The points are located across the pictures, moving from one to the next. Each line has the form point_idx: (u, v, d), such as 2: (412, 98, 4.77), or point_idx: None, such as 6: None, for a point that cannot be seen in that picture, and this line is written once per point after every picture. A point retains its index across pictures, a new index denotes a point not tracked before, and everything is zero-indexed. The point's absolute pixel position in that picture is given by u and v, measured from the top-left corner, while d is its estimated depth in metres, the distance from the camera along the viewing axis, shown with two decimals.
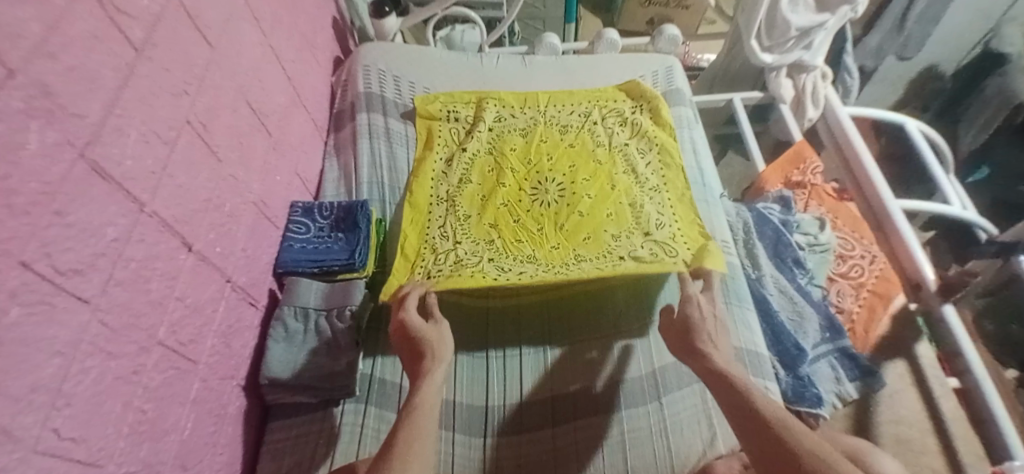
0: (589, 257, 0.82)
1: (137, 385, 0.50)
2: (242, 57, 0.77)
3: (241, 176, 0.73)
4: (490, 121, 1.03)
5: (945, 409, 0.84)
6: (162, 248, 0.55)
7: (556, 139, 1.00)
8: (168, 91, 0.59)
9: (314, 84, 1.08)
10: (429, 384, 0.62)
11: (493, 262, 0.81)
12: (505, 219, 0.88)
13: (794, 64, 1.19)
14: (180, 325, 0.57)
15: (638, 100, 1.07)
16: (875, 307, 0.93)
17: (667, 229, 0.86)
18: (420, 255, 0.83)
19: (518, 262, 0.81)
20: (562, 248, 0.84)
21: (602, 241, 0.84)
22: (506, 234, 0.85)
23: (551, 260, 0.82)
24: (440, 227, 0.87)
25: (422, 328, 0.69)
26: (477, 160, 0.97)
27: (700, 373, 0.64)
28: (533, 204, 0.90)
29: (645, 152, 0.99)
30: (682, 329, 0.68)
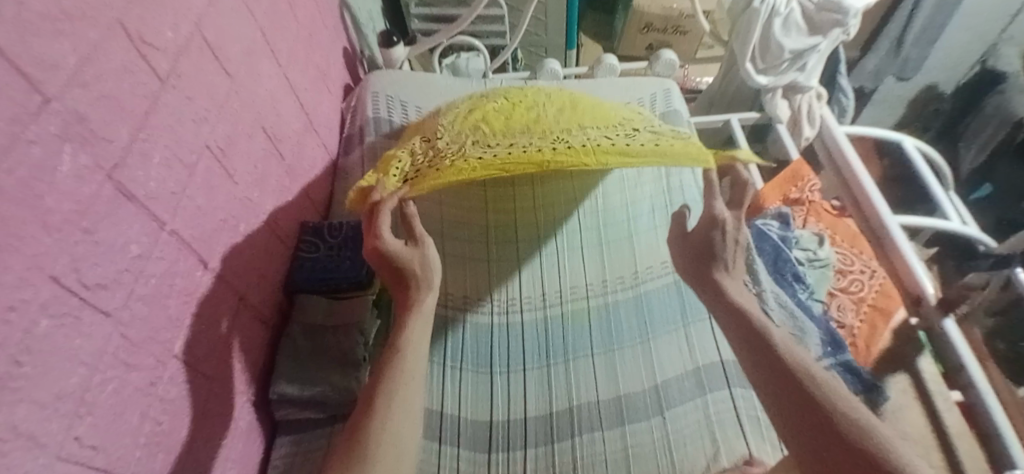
0: (592, 129, 0.84)
1: (154, 396, 0.52)
2: (259, 85, 0.82)
3: (256, 198, 0.77)
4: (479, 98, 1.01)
5: (950, 424, 0.82)
6: (180, 265, 0.58)
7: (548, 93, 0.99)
8: (190, 118, 0.62)
9: (325, 110, 1.12)
10: (416, 323, 0.63)
11: (482, 141, 0.80)
12: (498, 116, 0.87)
13: (790, 85, 1.22)
14: (196, 340, 0.59)
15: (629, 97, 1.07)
16: (876, 323, 0.92)
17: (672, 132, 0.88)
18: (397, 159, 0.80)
19: (512, 138, 0.81)
20: (563, 123, 0.85)
21: (609, 120, 0.87)
22: (496, 120, 0.86)
23: (548, 131, 0.83)
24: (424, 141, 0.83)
25: (400, 251, 0.67)
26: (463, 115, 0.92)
27: (712, 301, 0.64)
28: (531, 104, 0.91)
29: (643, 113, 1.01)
30: (700, 252, 0.67)
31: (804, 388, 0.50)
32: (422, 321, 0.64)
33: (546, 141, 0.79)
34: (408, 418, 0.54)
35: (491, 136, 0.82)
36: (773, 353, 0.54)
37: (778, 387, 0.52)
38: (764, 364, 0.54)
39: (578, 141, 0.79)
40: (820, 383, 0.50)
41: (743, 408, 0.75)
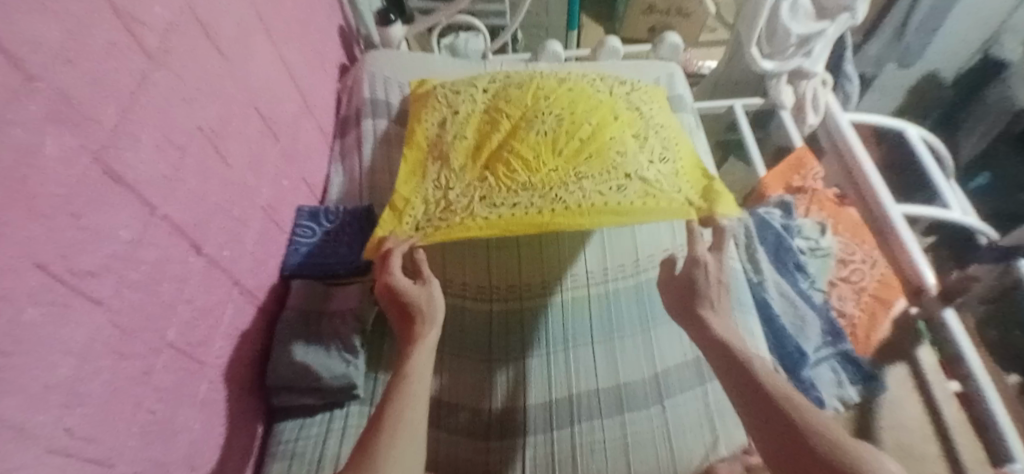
0: (589, 174, 0.79)
1: (148, 385, 0.51)
2: (252, 65, 0.79)
3: (251, 181, 0.75)
4: (485, 83, 0.98)
5: (948, 415, 0.85)
6: (173, 251, 0.56)
7: (553, 85, 0.92)
8: (181, 98, 0.60)
9: (321, 91, 1.09)
10: (419, 353, 0.63)
11: (485, 199, 0.77)
12: (499, 154, 0.82)
13: (795, 71, 1.20)
14: (190, 327, 0.58)
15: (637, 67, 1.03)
16: (876, 311, 0.93)
17: (670, 163, 0.83)
18: (409, 203, 0.79)
19: (513, 192, 0.78)
20: (560, 169, 0.80)
21: (606, 158, 0.81)
22: (499, 164, 0.81)
23: (548, 182, 0.78)
24: (434, 177, 0.83)
25: (408, 285, 0.69)
26: (472, 117, 0.91)
27: (699, 339, 0.64)
28: (529, 133, 0.84)
29: (649, 106, 0.94)
30: (687, 294, 0.67)
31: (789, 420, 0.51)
32: (427, 350, 0.63)
33: (545, 200, 0.76)
34: (412, 450, 0.54)
35: (493, 191, 0.78)
36: (759, 386, 0.55)
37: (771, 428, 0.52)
38: (755, 410, 0.54)
39: (576, 200, 0.76)
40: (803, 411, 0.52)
41: None
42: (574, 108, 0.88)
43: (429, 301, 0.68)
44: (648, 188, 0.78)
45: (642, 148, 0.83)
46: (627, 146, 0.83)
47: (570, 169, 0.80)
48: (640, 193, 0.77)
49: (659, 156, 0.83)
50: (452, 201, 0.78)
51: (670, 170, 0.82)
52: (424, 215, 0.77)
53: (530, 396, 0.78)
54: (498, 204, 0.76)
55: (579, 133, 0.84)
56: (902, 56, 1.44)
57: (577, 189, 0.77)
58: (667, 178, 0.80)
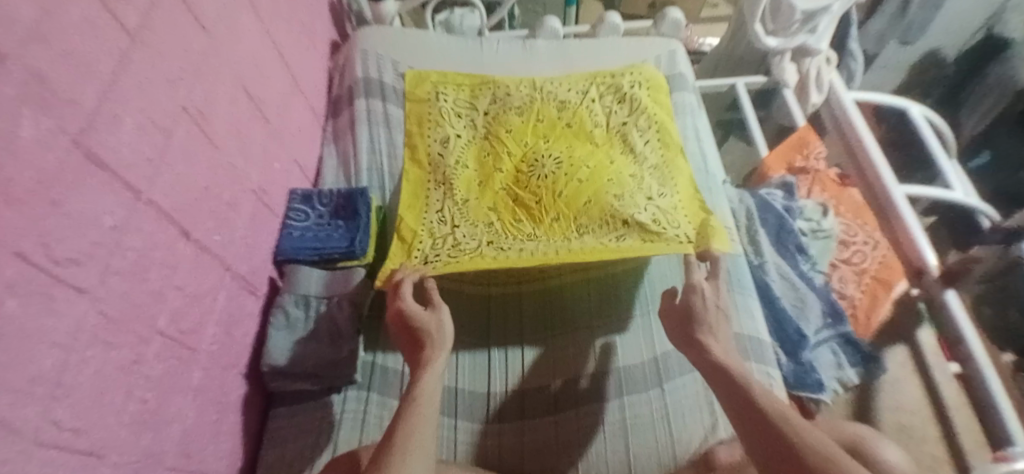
0: (590, 227, 0.82)
1: (138, 375, 0.50)
2: (239, 43, 0.76)
3: (240, 164, 0.72)
4: (486, 105, 1.00)
5: (948, 397, 0.86)
6: (160, 236, 0.54)
7: (553, 119, 0.98)
8: (164, 77, 0.57)
9: (311, 70, 1.06)
10: (427, 376, 0.61)
11: (493, 244, 0.80)
12: (504, 201, 0.86)
13: (799, 48, 1.18)
14: (181, 314, 0.57)
15: (636, 76, 1.05)
16: (876, 294, 0.92)
17: (668, 198, 0.85)
18: (418, 237, 0.81)
19: (519, 240, 0.80)
20: (562, 220, 0.83)
21: (605, 205, 0.83)
22: (505, 212, 0.84)
23: (553, 235, 0.81)
24: (438, 211, 0.85)
25: (416, 314, 0.68)
26: (473, 144, 0.95)
27: (699, 366, 0.62)
28: (531, 178, 0.88)
29: (645, 130, 0.96)
30: (684, 319, 0.66)
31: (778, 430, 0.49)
32: (434, 375, 0.61)
33: (549, 247, 0.79)
34: (425, 464, 0.52)
35: (500, 237, 0.81)
36: (754, 406, 0.53)
37: (756, 435, 0.50)
38: (747, 432, 0.51)
39: (579, 245, 0.79)
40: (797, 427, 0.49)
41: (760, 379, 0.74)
42: (573, 152, 0.91)
43: (436, 325, 0.67)
44: (647, 233, 0.79)
45: (639, 186, 0.87)
46: (627, 184, 0.86)
47: (572, 221, 0.82)
48: (638, 239, 0.79)
49: (656, 192, 0.86)
50: (459, 241, 0.80)
51: (667, 203, 0.84)
52: (434, 251, 0.79)
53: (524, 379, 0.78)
54: (505, 249, 0.79)
55: (579, 175, 0.87)
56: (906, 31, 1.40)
57: (578, 241, 0.80)
58: (667, 215, 0.82)
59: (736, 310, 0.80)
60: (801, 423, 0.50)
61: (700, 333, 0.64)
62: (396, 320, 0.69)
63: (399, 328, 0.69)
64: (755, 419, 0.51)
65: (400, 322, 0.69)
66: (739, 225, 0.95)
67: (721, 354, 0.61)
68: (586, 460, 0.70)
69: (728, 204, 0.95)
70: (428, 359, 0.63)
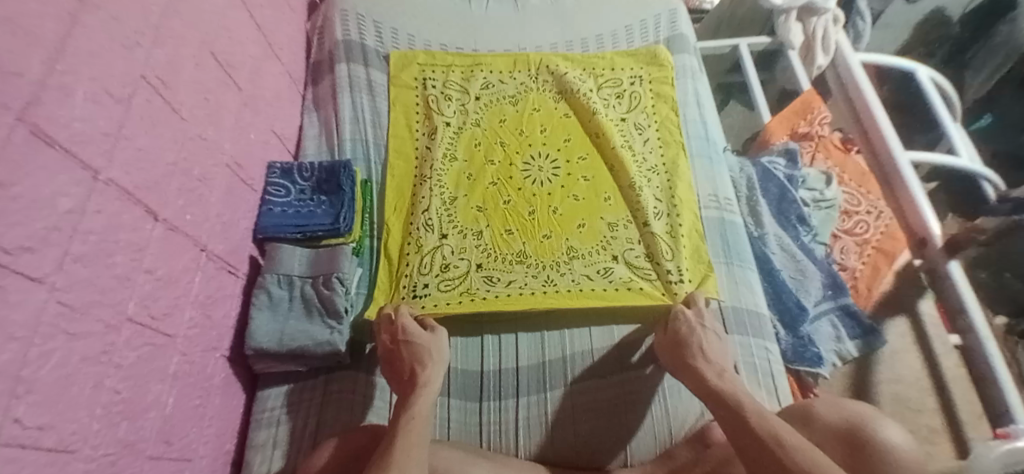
0: (580, 252, 0.81)
1: (108, 365, 0.47)
2: (204, 3, 0.70)
3: (211, 136, 0.68)
4: (477, 89, 0.99)
5: (945, 368, 0.85)
6: (124, 217, 0.50)
7: (549, 108, 0.97)
8: (119, 42, 0.52)
9: (287, 31, 0.99)
10: (422, 396, 0.59)
11: (482, 269, 0.79)
12: (495, 200, 0.86)
13: (805, 6, 1.12)
14: (152, 299, 0.53)
15: (640, 70, 1.01)
16: (879, 265, 0.90)
17: (664, 220, 0.84)
18: (406, 255, 0.81)
19: (508, 266, 0.80)
20: (553, 238, 0.83)
21: (597, 231, 0.83)
22: (496, 220, 0.84)
23: (542, 256, 0.81)
24: (426, 212, 0.84)
25: (409, 331, 0.67)
26: (463, 133, 0.94)
27: (694, 389, 0.62)
28: (525, 182, 0.88)
29: (645, 129, 0.95)
30: (676, 346, 0.67)
31: (767, 448, 0.49)
32: (430, 393, 0.60)
33: (538, 280, 0.78)
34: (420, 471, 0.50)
35: (489, 259, 0.81)
36: (744, 425, 0.52)
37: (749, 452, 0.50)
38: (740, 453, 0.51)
39: (567, 285, 0.78)
40: (789, 445, 0.48)
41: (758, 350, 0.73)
42: (570, 153, 0.92)
43: (426, 345, 0.65)
44: (634, 272, 0.79)
45: (636, 203, 0.85)
46: (625, 203, 0.86)
47: (562, 239, 0.82)
48: (627, 279, 0.78)
49: (652, 215, 0.84)
50: (449, 261, 0.80)
51: (662, 230, 0.83)
52: (422, 282, 0.77)
53: (522, 356, 0.75)
54: (493, 281, 0.78)
55: (575, 189, 0.88)
56: None
57: (567, 270, 0.79)
58: (660, 242, 0.81)
59: (732, 284, 0.79)
60: (790, 436, 0.50)
61: (695, 356, 0.64)
62: (390, 339, 0.67)
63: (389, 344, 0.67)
64: (751, 437, 0.51)
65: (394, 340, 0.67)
66: (738, 196, 0.93)
67: (714, 375, 0.61)
68: (581, 437, 0.68)
69: (729, 174, 0.93)
70: (426, 378, 0.62)
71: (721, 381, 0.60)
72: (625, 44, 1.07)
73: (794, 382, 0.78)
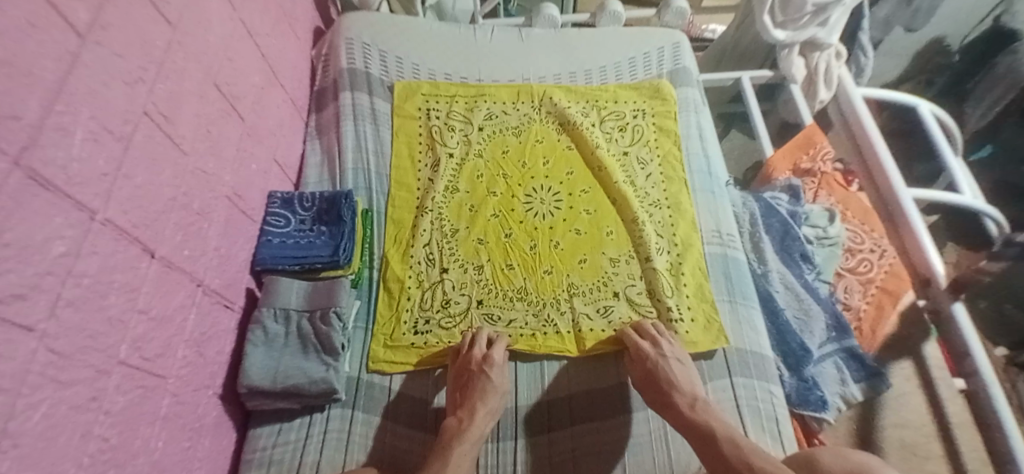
0: (581, 289, 0.81)
1: (97, 412, 0.45)
2: (208, 33, 0.69)
3: (212, 168, 0.67)
4: (480, 120, 0.99)
5: (952, 413, 0.78)
6: (119, 258, 0.49)
7: (553, 140, 0.97)
8: (121, 78, 0.52)
9: (292, 60, 0.99)
10: (470, 438, 0.63)
11: (482, 306, 0.79)
12: (496, 233, 0.86)
13: (808, 41, 1.11)
14: (145, 340, 0.52)
15: (643, 101, 1.02)
16: (883, 305, 0.89)
17: (665, 255, 0.84)
18: (406, 289, 0.80)
19: (509, 303, 0.79)
20: (554, 273, 0.82)
21: (599, 266, 0.83)
22: (496, 254, 0.84)
23: (542, 292, 0.80)
24: (426, 245, 0.84)
25: (493, 363, 0.71)
26: (465, 164, 0.94)
27: (679, 426, 0.64)
28: (526, 214, 0.88)
29: (647, 163, 0.95)
30: (650, 381, 0.68)
31: None
32: (476, 438, 0.64)
33: (539, 320, 0.78)
34: None
35: (490, 295, 0.80)
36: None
37: None
38: None
39: (566, 325, 0.77)
40: None
41: (762, 398, 0.71)
42: (572, 186, 0.92)
43: (502, 391, 0.70)
44: (636, 310, 0.79)
45: (638, 239, 0.85)
46: (626, 237, 0.86)
47: (564, 275, 0.82)
48: (627, 317, 0.78)
49: (654, 249, 0.84)
50: (450, 297, 0.80)
51: (663, 267, 0.82)
52: (424, 318, 0.78)
53: (522, 394, 0.73)
54: (494, 319, 0.78)
55: (577, 222, 0.88)
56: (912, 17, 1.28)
57: (568, 309, 0.79)
58: (663, 280, 0.81)
59: (734, 322, 0.78)
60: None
61: (668, 389, 0.67)
62: (472, 362, 0.71)
63: (469, 368, 0.70)
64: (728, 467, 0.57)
65: (472, 365, 0.70)
66: (741, 231, 0.92)
67: (687, 407, 0.65)
68: None
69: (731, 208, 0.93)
70: (480, 421, 0.65)
71: (697, 415, 0.64)
72: (628, 77, 1.08)
73: (798, 425, 0.78)
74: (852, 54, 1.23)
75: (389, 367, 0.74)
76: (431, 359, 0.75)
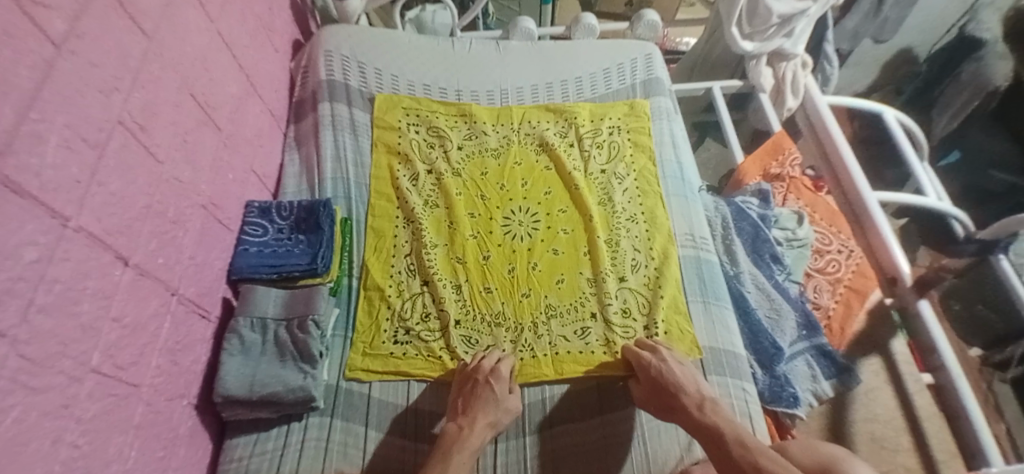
0: (558, 310, 0.81)
1: (68, 419, 0.45)
2: (184, 44, 0.70)
3: (187, 177, 0.68)
4: (460, 139, 1.01)
5: (920, 406, 0.81)
6: (92, 265, 0.49)
7: (530, 160, 0.99)
8: (96, 87, 0.52)
9: (270, 72, 1.00)
10: (460, 454, 0.64)
11: (460, 323, 0.79)
12: (474, 254, 0.87)
13: (774, 52, 1.16)
14: (118, 348, 0.52)
15: (619, 120, 1.04)
16: (851, 303, 0.92)
17: (642, 271, 0.86)
18: (386, 300, 0.81)
19: (487, 328, 0.80)
20: (532, 295, 0.83)
21: (576, 287, 0.84)
22: (475, 275, 0.84)
23: (520, 316, 0.81)
24: (407, 256, 0.86)
25: (499, 378, 0.71)
26: (444, 181, 0.95)
27: (689, 429, 0.65)
28: (505, 237, 0.89)
29: (624, 178, 0.97)
30: (655, 390, 0.69)
31: None
32: (467, 457, 0.64)
33: (516, 344, 0.78)
34: None
35: (468, 317, 0.80)
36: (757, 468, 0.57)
37: None
38: None
39: (543, 348, 0.78)
40: None
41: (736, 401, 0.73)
42: (550, 206, 0.93)
43: (506, 406, 0.70)
44: (613, 330, 0.79)
45: (614, 260, 0.87)
46: (603, 257, 0.87)
47: (541, 296, 0.83)
48: (604, 339, 0.79)
49: (629, 269, 0.86)
50: (429, 310, 0.80)
51: (639, 285, 0.84)
52: (403, 329, 0.78)
53: (525, 392, 0.75)
54: (471, 342, 0.78)
55: (555, 243, 0.89)
56: (879, 30, 1.31)
57: (544, 332, 0.79)
58: (638, 298, 0.83)
59: (709, 323, 0.80)
60: None
61: (675, 392, 0.68)
62: (479, 373, 0.71)
63: (475, 378, 0.71)
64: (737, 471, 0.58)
65: (479, 375, 0.71)
66: (714, 233, 0.95)
67: (696, 408, 0.66)
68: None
69: (704, 213, 0.96)
70: (474, 435, 0.66)
71: (706, 416, 0.65)
72: (603, 88, 1.11)
73: (771, 421, 0.80)
74: (819, 64, 1.28)
75: (366, 375, 0.74)
76: (405, 369, 0.75)
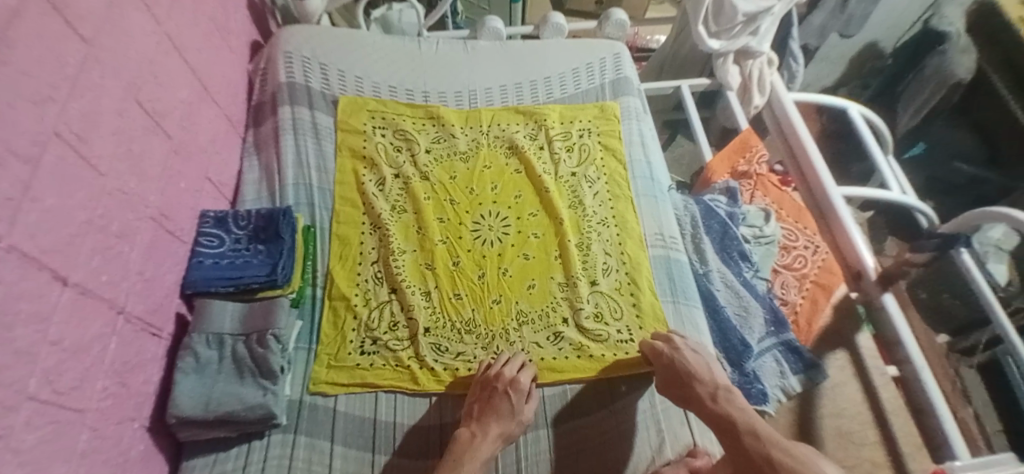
0: (529, 316, 0.80)
1: (4, 451, 0.42)
2: (127, 47, 0.67)
3: (134, 189, 0.64)
4: (428, 142, 0.99)
5: (886, 399, 0.84)
6: (26, 286, 0.46)
7: (500, 164, 0.98)
8: (28, 97, 0.49)
9: (226, 75, 0.96)
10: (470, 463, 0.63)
11: (430, 332, 0.78)
12: (444, 260, 0.85)
13: (741, 50, 1.16)
14: (57, 373, 0.49)
15: (589, 123, 1.04)
16: (817, 299, 0.94)
17: (613, 275, 0.85)
18: (352, 310, 0.79)
19: (458, 336, 0.78)
20: (503, 302, 0.81)
21: (547, 292, 0.83)
22: (444, 281, 0.83)
23: (491, 323, 0.80)
24: (373, 264, 0.84)
25: (519, 391, 0.70)
26: (412, 186, 0.93)
27: (705, 417, 0.68)
28: (474, 242, 0.87)
29: (594, 181, 0.96)
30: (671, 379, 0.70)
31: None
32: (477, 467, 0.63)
33: (487, 352, 0.77)
34: None
35: (439, 324, 0.79)
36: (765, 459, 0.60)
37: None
38: None
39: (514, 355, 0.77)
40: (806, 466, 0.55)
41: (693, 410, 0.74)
42: (520, 210, 0.92)
43: (521, 418, 0.69)
44: (585, 335, 0.79)
45: (586, 263, 0.86)
46: (574, 260, 0.86)
47: (512, 302, 0.81)
48: (576, 343, 0.78)
49: (601, 273, 0.85)
50: (398, 319, 0.79)
51: (610, 288, 0.84)
52: (370, 339, 0.76)
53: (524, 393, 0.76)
54: (440, 350, 0.77)
55: (525, 247, 0.88)
56: (846, 25, 1.32)
57: (516, 339, 0.78)
58: (609, 302, 0.82)
59: (679, 325, 0.81)
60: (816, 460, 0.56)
61: (690, 381, 0.69)
62: (499, 381, 0.70)
63: (494, 386, 0.70)
64: (747, 459, 0.59)
65: (498, 383, 0.69)
66: (683, 232, 0.95)
67: (710, 398, 0.68)
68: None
69: (674, 213, 0.96)
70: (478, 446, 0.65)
71: (719, 406, 0.67)
72: (572, 89, 1.10)
73: None
74: (784, 61, 1.29)
75: (332, 389, 0.72)
76: (371, 382, 0.73)
